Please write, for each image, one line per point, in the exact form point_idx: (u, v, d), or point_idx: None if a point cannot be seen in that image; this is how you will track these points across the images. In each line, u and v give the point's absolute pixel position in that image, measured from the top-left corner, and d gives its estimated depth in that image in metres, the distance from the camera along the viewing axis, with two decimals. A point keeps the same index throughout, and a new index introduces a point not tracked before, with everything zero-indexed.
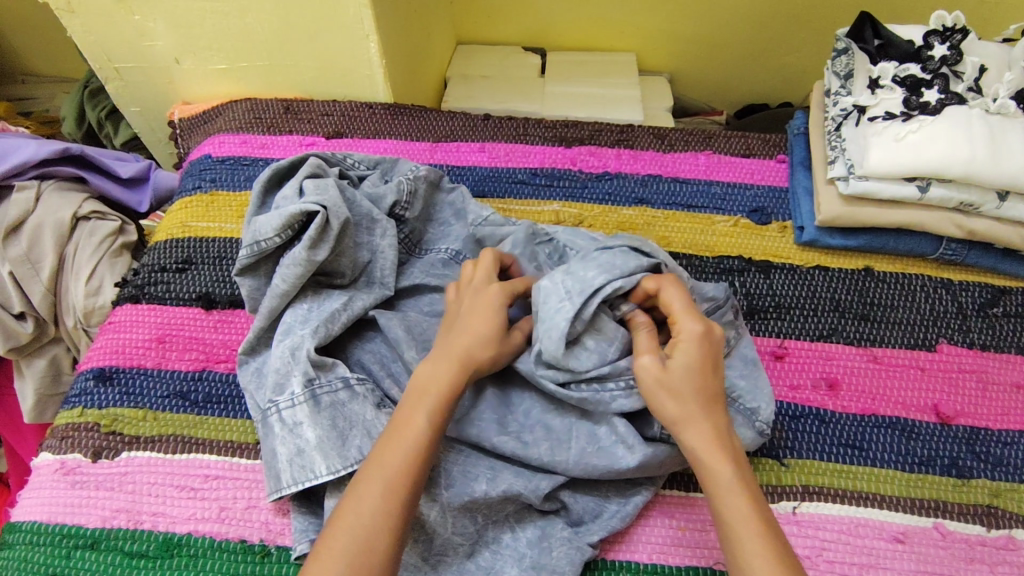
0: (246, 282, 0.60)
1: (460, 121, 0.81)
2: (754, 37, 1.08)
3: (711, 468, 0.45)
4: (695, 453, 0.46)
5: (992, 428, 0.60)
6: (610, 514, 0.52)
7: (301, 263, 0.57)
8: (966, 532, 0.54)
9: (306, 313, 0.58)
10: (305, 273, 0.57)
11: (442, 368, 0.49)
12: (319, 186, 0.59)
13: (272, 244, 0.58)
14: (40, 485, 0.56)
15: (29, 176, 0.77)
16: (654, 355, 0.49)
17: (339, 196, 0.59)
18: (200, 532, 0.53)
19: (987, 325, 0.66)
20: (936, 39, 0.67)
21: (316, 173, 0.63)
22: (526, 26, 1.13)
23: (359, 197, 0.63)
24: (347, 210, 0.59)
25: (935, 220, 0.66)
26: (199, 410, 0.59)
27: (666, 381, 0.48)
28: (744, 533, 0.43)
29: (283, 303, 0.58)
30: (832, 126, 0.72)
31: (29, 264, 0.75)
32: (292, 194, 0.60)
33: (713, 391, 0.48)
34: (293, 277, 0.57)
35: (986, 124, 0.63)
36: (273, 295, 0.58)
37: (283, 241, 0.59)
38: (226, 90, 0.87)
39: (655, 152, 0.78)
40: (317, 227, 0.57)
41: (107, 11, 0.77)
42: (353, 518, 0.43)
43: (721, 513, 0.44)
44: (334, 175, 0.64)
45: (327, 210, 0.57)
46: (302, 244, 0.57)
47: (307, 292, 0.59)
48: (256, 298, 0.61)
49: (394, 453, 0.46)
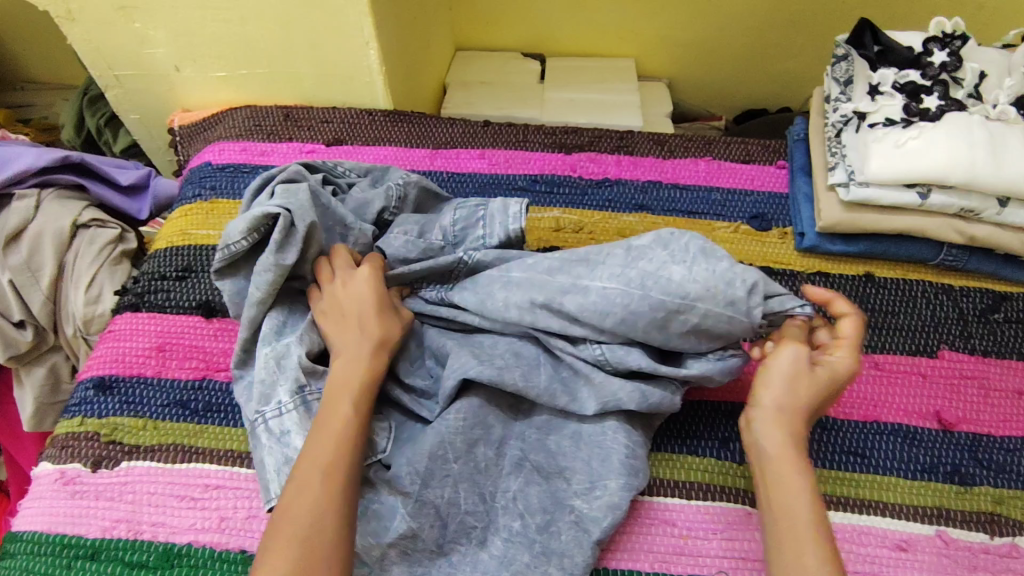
0: (226, 285, 0.60)
1: (458, 127, 0.81)
2: (753, 43, 1.08)
3: (780, 471, 0.48)
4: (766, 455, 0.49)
5: (995, 434, 0.60)
6: (597, 508, 0.51)
7: (272, 268, 0.57)
8: (969, 539, 0.54)
9: (282, 321, 0.58)
10: (277, 278, 0.57)
11: (354, 365, 0.52)
12: (288, 191, 0.59)
13: (241, 247, 0.58)
14: (39, 495, 0.56)
15: (29, 184, 0.77)
16: (804, 352, 0.51)
17: (308, 200, 0.59)
18: (201, 542, 0.53)
19: (988, 331, 0.66)
20: (935, 46, 0.67)
21: (294, 179, 0.63)
22: (525, 33, 1.13)
23: (334, 201, 0.62)
24: (314, 213, 0.58)
25: (935, 226, 0.66)
26: (199, 419, 0.59)
27: (789, 381, 0.50)
28: (798, 535, 0.45)
29: (262, 311, 0.58)
30: (833, 133, 0.71)
31: (29, 272, 0.75)
32: (265, 198, 0.60)
33: (819, 406, 0.51)
34: (266, 283, 0.57)
35: (986, 130, 0.63)
36: (250, 303, 0.57)
37: (252, 244, 0.59)
38: (226, 97, 0.87)
39: (655, 158, 0.78)
40: (282, 229, 0.57)
41: (108, 19, 0.77)
42: (292, 510, 0.45)
43: (788, 515, 0.46)
44: (314, 181, 0.64)
45: (292, 212, 0.57)
46: (269, 248, 0.56)
47: (283, 300, 0.60)
48: (237, 302, 0.61)
49: (322, 446, 0.48)
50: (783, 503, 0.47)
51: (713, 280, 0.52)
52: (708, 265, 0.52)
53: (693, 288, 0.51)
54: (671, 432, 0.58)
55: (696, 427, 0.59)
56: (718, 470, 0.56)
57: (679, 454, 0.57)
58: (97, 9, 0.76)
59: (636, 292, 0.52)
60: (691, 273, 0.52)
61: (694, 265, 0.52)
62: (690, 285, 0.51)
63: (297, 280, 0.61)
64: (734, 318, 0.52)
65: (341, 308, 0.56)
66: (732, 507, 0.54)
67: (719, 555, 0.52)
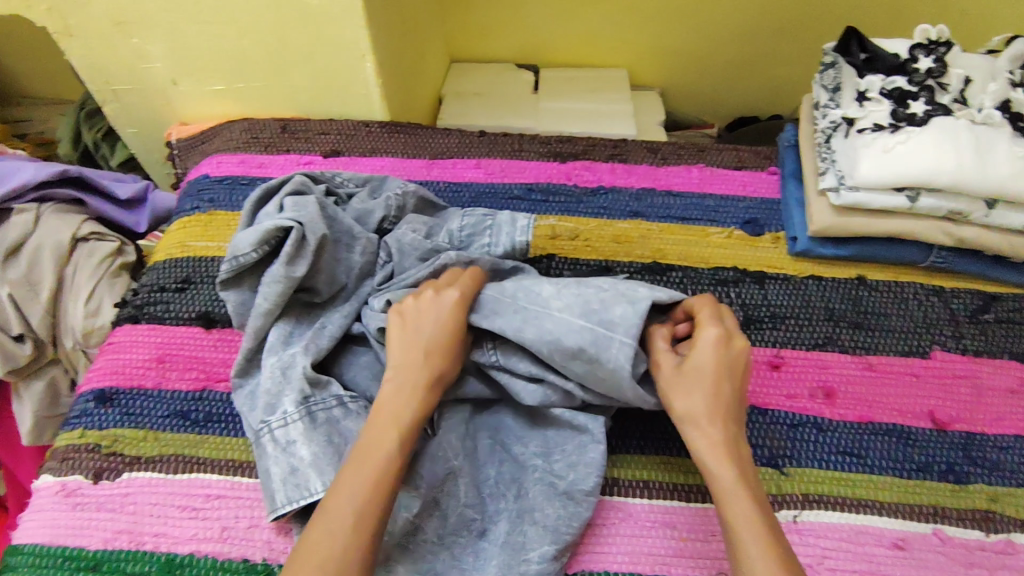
0: (231, 297, 0.61)
1: (455, 138, 0.82)
2: (742, 51, 1.10)
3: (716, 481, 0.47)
4: (704, 453, 0.48)
5: (988, 433, 0.60)
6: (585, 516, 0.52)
7: (281, 280, 0.57)
8: (965, 537, 0.55)
9: (289, 332, 0.59)
10: (286, 290, 0.57)
11: (406, 395, 0.50)
12: (297, 205, 0.60)
13: (249, 260, 0.58)
14: (40, 508, 0.56)
15: (28, 199, 0.78)
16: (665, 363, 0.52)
17: (317, 213, 0.60)
18: (203, 553, 0.53)
19: (980, 331, 0.67)
20: (920, 53, 0.68)
21: (300, 191, 0.63)
22: (518, 44, 1.15)
23: (340, 213, 0.63)
24: (324, 226, 0.59)
25: (925, 229, 0.67)
26: (200, 430, 0.60)
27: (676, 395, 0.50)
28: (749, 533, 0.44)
29: (268, 322, 0.59)
30: (824, 138, 0.72)
31: (28, 285, 0.75)
32: (272, 210, 0.61)
33: (722, 393, 0.50)
34: (274, 295, 0.57)
35: (972, 134, 0.65)
36: (257, 314, 0.58)
37: (260, 256, 0.59)
38: (223, 111, 0.88)
39: (648, 166, 0.80)
40: (293, 242, 0.57)
41: (106, 35, 0.78)
42: (330, 539, 0.43)
43: (727, 521, 0.45)
44: (318, 192, 0.64)
45: (303, 226, 0.58)
46: (280, 261, 0.57)
47: (289, 311, 0.60)
48: (241, 313, 0.61)
49: (389, 477, 0.46)
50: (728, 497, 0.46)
51: (575, 300, 0.55)
52: (620, 295, 0.55)
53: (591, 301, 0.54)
54: (666, 434, 0.59)
55: None
56: None
57: (678, 456, 0.58)
58: (96, 24, 0.77)
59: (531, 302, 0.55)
60: (558, 293, 0.55)
61: (621, 288, 0.55)
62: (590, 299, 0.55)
63: (304, 292, 0.61)
64: (586, 328, 0.52)
65: (417, 324, 0.53)
66: None
67: (718, 557, 0.52)
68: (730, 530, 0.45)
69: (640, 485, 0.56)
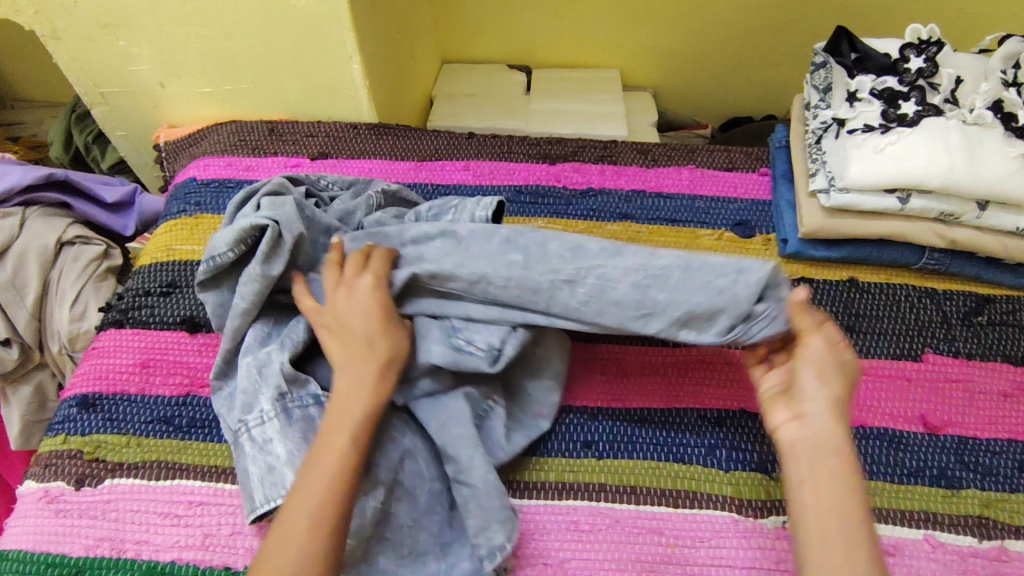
0: (210, 297, 0.61)
1: (444, 139, 0.82)
2: (735, 49, 1.09)
3: (828, 461, 0.44)
4: (819, 439, 0.45)
5: (981, 437, 0.60)
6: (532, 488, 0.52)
7: (258, 279, 0.56)
8: (958, 543, 0.54)
9: (267, 332, 0.58)
10: (263, 289, 0.57)
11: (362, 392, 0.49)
12: (274, 204, 0.59)
13: (226, 260, 0.58)
14: (22, 515, 0.56)
15: (14, 203, 0.77)
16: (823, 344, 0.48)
17: (294, 212, 0.59)
18: (184, 560, 0.52)
19: (972, 334, 0.66)
20: (909, 53, 0.67)
21: (277, 191, 0.63)
22: (510, 44, 1.14)
23: (318, 213, 0.62)
24: (301, 225, 0.59)
25: (916, 231, 0.66)
26: (183, 436, 0.59)
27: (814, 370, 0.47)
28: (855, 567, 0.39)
29: (246, 321, 0.58)
30: (814, 139, 0.72)
31: (13, 290, 0.74)
32: (249, 211, 0.60)
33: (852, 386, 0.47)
34: (251, 294, 0.57)
35: (964, 134, 0.64)
36: (235, 314, 0.57)
37: (237, 256, 0.58)
38: (211, 114, 0.88)
39: (638, 167, 0.79)
40: (268, 241, 0.57)
41: (92, 38, 0.78)
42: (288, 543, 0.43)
43: (829, 508, 0.42)
44: (298, 193, 0.64)
45: (278, 223, 0.57)
46: (256, 259, 0.56)
47: (268, 313, 0.60)
48: (220, 314, 0.61)
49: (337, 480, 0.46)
50: (837, 522, 0.41)
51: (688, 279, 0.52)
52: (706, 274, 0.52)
53: (663, 276, 0.52)
54: (654, 439, 0.59)
55: (681, 434, 0.59)
56: (703, 477, 0.56)
57: (663, 461, 0.57)
58: (81, 27, 0.77)
59: (609, 263, 0.54)
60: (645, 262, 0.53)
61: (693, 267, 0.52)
62: (673, 270, 0.52)
63: (282, 293, 0.60)
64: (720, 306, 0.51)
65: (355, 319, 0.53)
66: (714, 514, 0.54)
67: (705, 564, 0.52)
68: (827, 520, 0.42)
69: (626, 491, 0.56)
